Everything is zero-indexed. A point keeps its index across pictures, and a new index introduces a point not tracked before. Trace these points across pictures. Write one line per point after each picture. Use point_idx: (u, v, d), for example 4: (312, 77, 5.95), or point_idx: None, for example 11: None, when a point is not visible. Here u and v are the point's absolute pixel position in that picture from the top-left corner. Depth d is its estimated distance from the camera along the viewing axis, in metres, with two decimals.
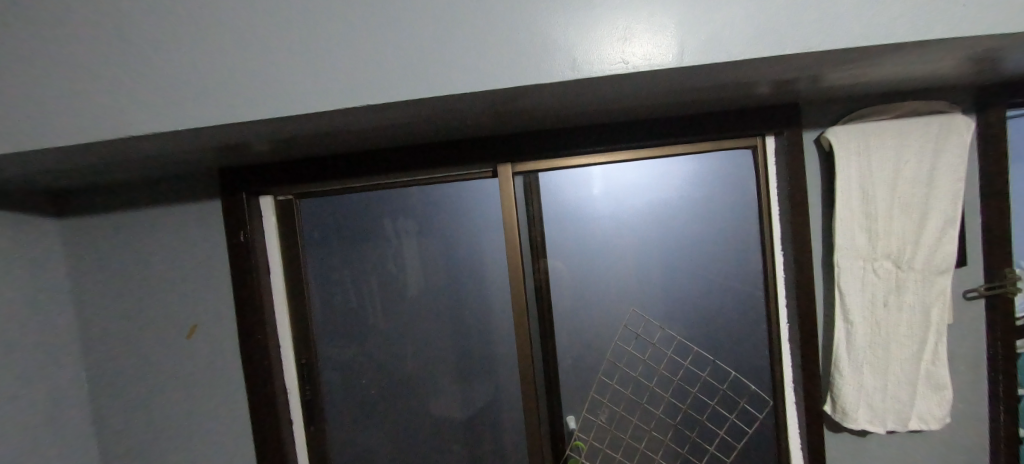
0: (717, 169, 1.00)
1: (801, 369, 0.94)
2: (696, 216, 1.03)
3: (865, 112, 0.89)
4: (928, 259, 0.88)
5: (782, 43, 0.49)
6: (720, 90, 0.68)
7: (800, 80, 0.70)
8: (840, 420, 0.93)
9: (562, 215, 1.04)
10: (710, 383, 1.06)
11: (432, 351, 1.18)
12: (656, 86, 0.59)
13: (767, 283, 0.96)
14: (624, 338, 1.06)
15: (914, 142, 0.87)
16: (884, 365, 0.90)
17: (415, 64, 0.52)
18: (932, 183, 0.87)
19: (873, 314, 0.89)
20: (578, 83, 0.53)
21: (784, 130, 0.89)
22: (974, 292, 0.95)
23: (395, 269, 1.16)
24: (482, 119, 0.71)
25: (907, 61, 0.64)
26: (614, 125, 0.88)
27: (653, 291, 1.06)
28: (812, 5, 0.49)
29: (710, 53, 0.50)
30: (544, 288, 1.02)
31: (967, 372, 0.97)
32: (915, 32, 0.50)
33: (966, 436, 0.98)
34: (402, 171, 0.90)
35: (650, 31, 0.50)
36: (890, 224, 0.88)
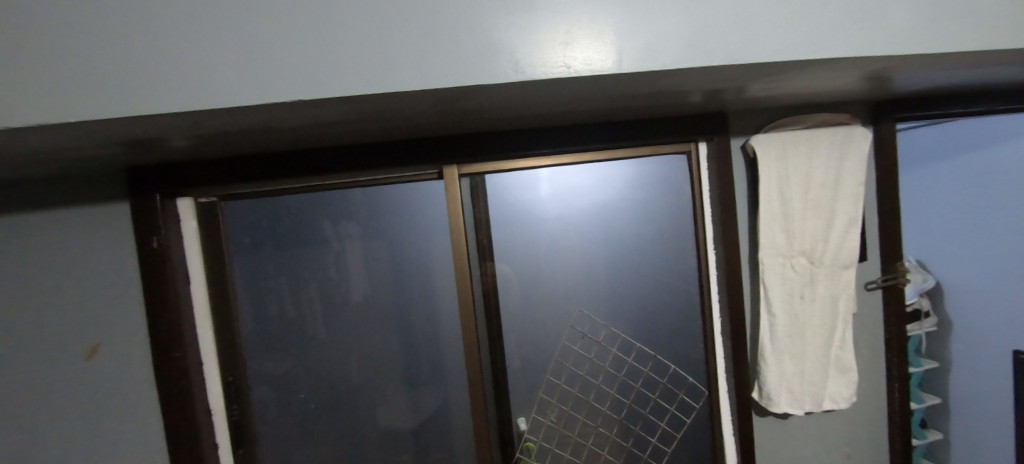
0: (656, 173, 1.05)
1: (730, 357, 1.00)
2: (639, 219, 1.09)
3: (783, 122, 0.96)
4: (836, 256, 0.96)
5: (710, 55, 0.52)
6: (652, 97, 0.71)
7: (727, 90, 0.74)
8: (766, 405, 0.99)
9: (506, 217, 1.04)
10: (652, 377, 1.09)
11: (379, 357, 1.17)
12: (596, 91, 0.60)
13: (703, 283, 1.01)
14: (570, 338, 1.09)
15: (824, 150, 0.95)
16: (801, 353, 0.97)
17: (349, 60, 0.49)
18: (838, 186, 0.96)
19: (792, 306, 0.96)
20: (519, 86, 0.53)
21: (714, 137, 0.95)
22: (875, 284, 1.04)
23: (336, 273, 1.12)
24: (422, 120, 0.69)
25: (814, 76, 0.70)
26: (555, 128, 0.89)
27: (596, 290, 1.10)
28: (736, 21, 0.52)
29: (645, 61, 0.51)
30: (493, 301, 1.00)
31: (869, 356, 1.07)
32: (822, 49, 0.54)
33: (870, 414, 1.08)
34: (338, 171, 0.86)
35: (591, 36, 0.51)
36: (805, 223, 0.95)
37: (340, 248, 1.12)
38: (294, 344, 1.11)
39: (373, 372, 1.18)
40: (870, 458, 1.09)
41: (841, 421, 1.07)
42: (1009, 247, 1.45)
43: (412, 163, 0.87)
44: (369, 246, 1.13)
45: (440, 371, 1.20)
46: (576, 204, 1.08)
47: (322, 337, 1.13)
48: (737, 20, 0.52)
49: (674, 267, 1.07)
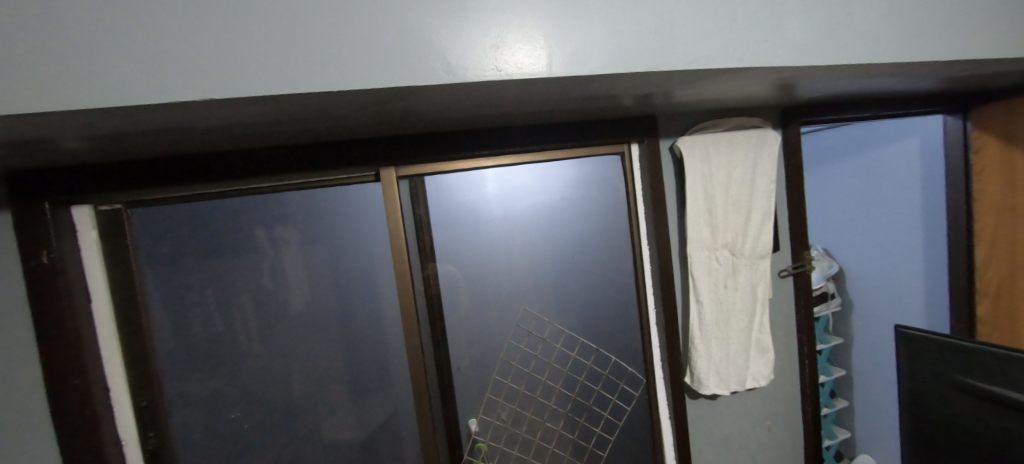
0: (594, 174, 1.09)
1: (664, 346, 1.06)
2: (578, 218, 1.15)
3: (705, 125, 1.04)
4: (754, 247, 1.06)
5: (634, 61, 0.55)
6: (587, 100, 0.74)
7: (656, 94, 0.79)
8: (697, 388, 1.06)
9: (449, 218, 1.05)
10: (594, 370, 1.15)
11: (323, 368, 1.15)
12: (530, 94, 0.61)
13: (638, 277, 1.05)
14: (515, 337, 1.10)
15: (741, 150, 1.04)
16: (726, 337, 1.06)
17: (270, 56, 0.47)
18: (754, 184, 1.05)
19: (717, 295, 1.04)
20: (452, 88, 0.53)
21: (645, 138, 1.00)
22: (788, 272, 1.15)
23: (270, 283, 1.06)
24: (356, 120, 0.67)
25: (730, 83, 0.76)
26: (495, 129, 0.90)
27: (541, 288, 1.17)
28: (657, 31, 0.56)
29: (574, 66, 0.53)
30: (437, 310, 0.99)
31: (783, 337, 1.18)
32: (733, 58, 0.59)
33: (785, 389, 1.20)
34: (265, 174, 0.81)
35: (522, 40, 0.52)
36: (727, 217, 1.03)
37: (275, 255, 1.06)
38: (221, 361, 1.02)
39: (319, 384, 1.15)
40: (787, 429, 1.21)
41: (763, 398, 1.18)
42: (894, 234, 1.67)
43: (347, 165, 0.84)
44: (306, 253, 1.09)
45: (387, 378, 1.20)
46: (518, 204, 1.11)
47: (256, 351, 1.06)
48: (658, 29, 0.56)
49: (612, 262, 1.12)
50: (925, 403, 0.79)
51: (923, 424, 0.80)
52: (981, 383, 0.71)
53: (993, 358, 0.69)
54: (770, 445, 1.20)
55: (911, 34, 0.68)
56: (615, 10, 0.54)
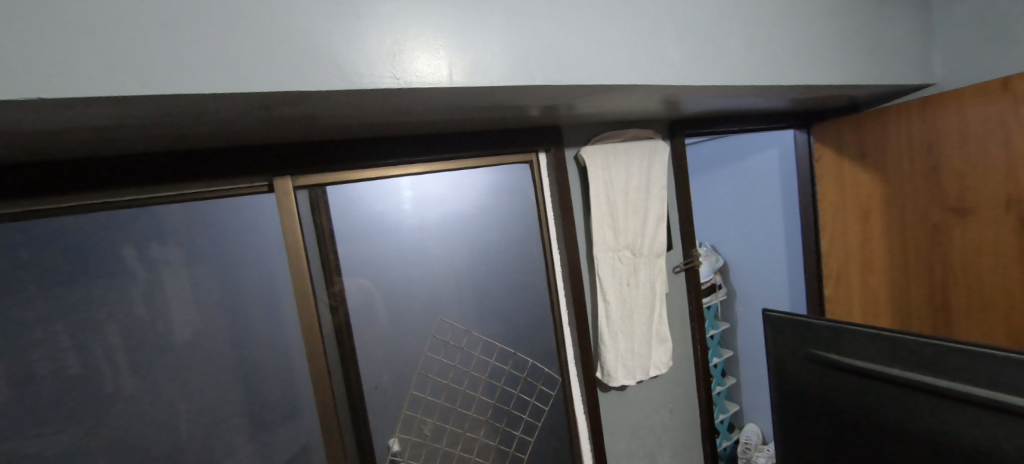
0: (506, 182, 1.12)
1: (576, 345, 1.11)
2: (493, 225, 1.16)
3: (605, 135, 1.12)
4: (651, 246, 1.16)
5: (532, 75, 0.58)
6: (495, 110, 0.76)
7: (560, 106, 0.83)
8: (607, 381, 1.14)
9: (360, 228, 1.00)
10: (513, 374, 1.18)
11: (214, 405, 1.00)
12: (431, 102, 0.61)
13: (550, 281, 1.09)
14: (433, 348, 1.11)
15: (637, 159, 1.14)
16: (630, 331, 1.14)
17: (133, 51, 0.41)
18: (649, 189, 1.16)
19: (621, 292, 1.12)
20: (347, 94, 0.50)
21: (551, 147, 1.05)
22: (680, 268, 1.29)
23: (143, 311, 0.90)
24: (240, 126, 0.61)
25: (623, 98, 0.84)
26: (402, 137, 0.88)
27: (457, 298, 1.15)
28: (552, 47, 0.59)
29: (474, 77, 0.54)
30: (346, 328, 0.92)
31: (679, 326, 1.31)
32: (621, 75, 0.64)
33: (683, 373, 1.33)
34: (127, 186, 0.70)
35: (420, 48, 0.51)
36: (627, 220, 1.12)
37: (150, 279, 0.91)
38: (77, 410, 0.85)
39: (209, 425, 1.00)
40: (686, 410, 1.34)
41: (665, 384, 1.29)
42: (763, 230, 1.94)
43: (233, 175, 0.76)
44: (190, 274, 0.95)
45: (293, 408, 1.09)
46: (431, 213, 1.10)
47: (125, 394, 0.90)
48: (554, 46, 0.59)
49: (526, 266, 1.15)
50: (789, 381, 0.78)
51: (789, 402, 0.79)
52: (831, 354, 0.71)
53: (856, 331, 0.69)
54: (672, 426, 1.32)
55: (762, 62, 0.81)
56: (515, 26, 0.56)
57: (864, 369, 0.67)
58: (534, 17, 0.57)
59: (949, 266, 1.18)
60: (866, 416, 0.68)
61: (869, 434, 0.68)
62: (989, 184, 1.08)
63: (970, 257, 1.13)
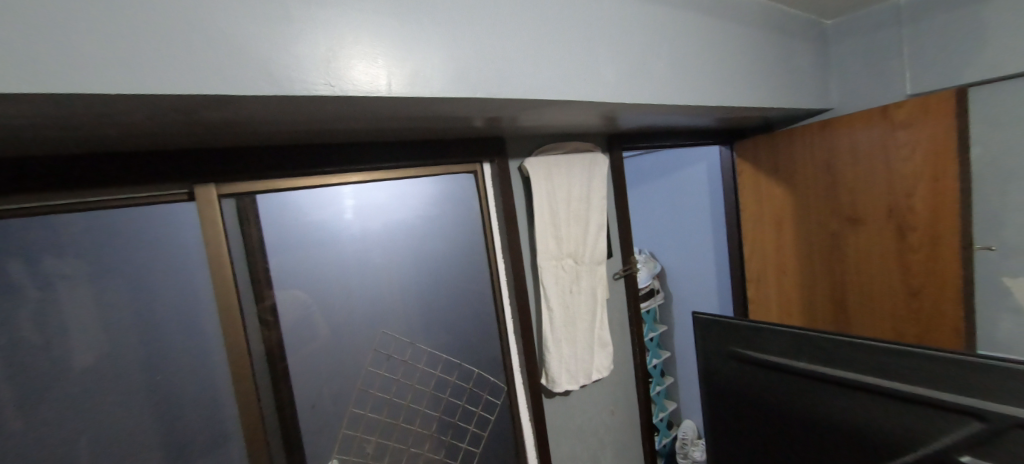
0: (451, 191, 1.13)
1: (522, 353, 1.13)
2: (438, 235, 1.16)
3: (547, 147, 1.16)
4: (592, 254, 1.20)
5: (472, 88, 0.58)
6: (438, 120, 0.76)
7: (504, 118, 0.85)
8: (551, 387, 1.16)
9: (295, 238, 0.94)
10: (458, 385, 1.17)
11: (122, 440, 0.89)
12: (369, 111, 0.60)
13: (494, 290, 1.10)
14: (374, 362, 1.07)
15: (578, 171, 1.19)
16: (573, 337, 1.17)
17: (23, 41, 0.36)
18: (589, 199, 1.21)
19: (564, 299, 1.15)
20: (277, 100, 0.48)
21: (495, 158, 1.07)
22: (619, 274, 1.35)
23: (33, 336, 0.79)
24: (156, 129, 0.56)
25: (563, 113, 0.87)
26: (340, 145, 0.86)
27: (401, 310, 1.12)
28: (492, 61, 0.60)
29: (413, 88, 0.54)
30: (279, 349, 0.87)
31: (619, 330, 1.37)
32: (559, 91, 0.67)
33: (624, 375, 1.39)
34: (11, 193, 0.60)
35: (357, 56, 0.50)
36: (569, 230, 1.16)
37: (44, 298, 0.80)
38: None
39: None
40: (626, 411, 1.40)
41: (607, 387, 1.34)
42: (694, 238, 2.09)
43: (146, 182, 0.69)
44: (95, 292, 0.85)
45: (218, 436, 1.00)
46: (372, 223, 1.07)
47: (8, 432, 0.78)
48: (493, 61, 0.60)
49: (471, 275, 1.15)
50: (725, 396, 0.72)
51: (711, 402, 0.75)
52: (751, 352, 0.68)
53: (774, 329, 0.66)
54: (614, 427, 1.36)
55: (687, 83, 0.88)
56: (455, 40, 0.57)
57: (783, 366, 0.64)
58: (474, 32, 0.59)
59: (846, 268, 1.33)
60: (782, 414, 0.65)
61: (787, 433, 0.64)
62: (876, 196, 1.24)
63: (862, 260, 1.29)
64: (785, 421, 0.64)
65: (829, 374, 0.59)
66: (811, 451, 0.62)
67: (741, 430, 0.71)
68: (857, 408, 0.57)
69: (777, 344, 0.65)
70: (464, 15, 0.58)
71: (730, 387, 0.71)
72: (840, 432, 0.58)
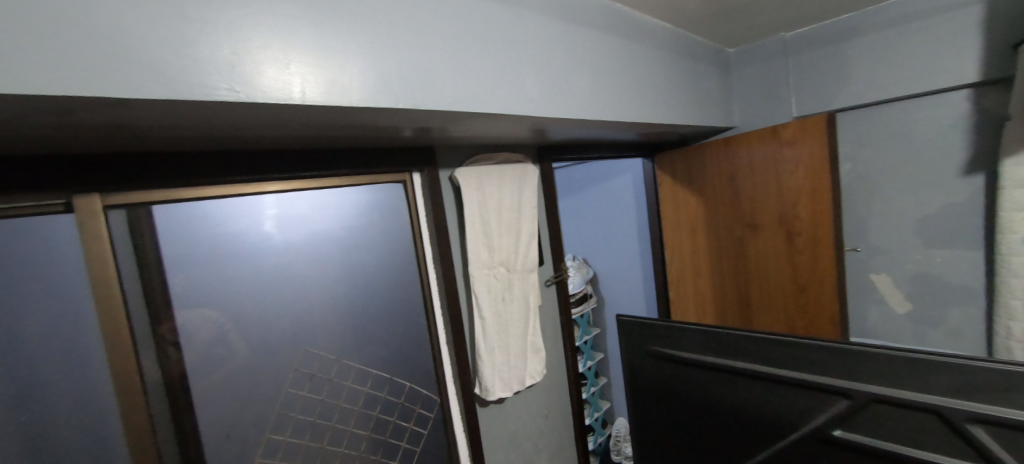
0: (380, 201, 1.10)
1: (454, 362, 1.14)
2: (368, 247, 1.11)
3: (478, 159, 1.17)
4: (523, 262, 1.23)
5: (394, 99, 0.58)
6: (364, 129, 0.74)
7: (434, 129, 0.85)
8: (484, 396, 1.16)
9: (201, 252, 0.86)
10: (389, 401, 1.13)
11: None
12: (283, 118, 0.57)
13: (426, 300, 1.11)
14: (295, 382, 1.01)
15: (509, 181, 1.21)
16: (506, 344, 1.19)
17: None
18: (520, 209, 1.24)
19: (496, 307, 1.17)
20: (174, 105, 0.45)
21: (425, 168, 1.07)
22: (551, 281, 1.39)
23: None
24: (27, 132, 0.49)
25: (492, 125, 0.89)
26: (256, 152, 0.81)
27: (327, 326, 1.07)
28: (417, 73, 0.60)
29: (331, 97, 0.53)
30: (180, 381, 0.80)
31: (552, 335, 1.41)
32: (484, 105, 0.69)
33: (557, 378, 1.43)
34: None
35: (266, 61, 0.48)
36: (501, 239, 1.18)
37: None
38: None
39: None
40: (560, 413, 1.44)
41: (540, 392, 1.37)
42: (623, 245, 2.21)
43: (10, 192, 0.59)
44: None
45: None
46: (293, 235, 1.00)
47: None
48: (417, 72, 0.61)
49: (402, 285, 1.13)
50: (645, 392, 0.76)
51: (634, 399, 0.79)
52: (666, 348, 0.72)
53: (684, 327, 0.70)
54: (548, 431, 1.40)
55: (607, 101, 0.94)
56: (374, 50, 0.56)
57: (693, 361, 0.69)
58: (397, 43, 0.58)
59: (750, 269, 1.49)
60: (695, 404, 0.70)
61: (698, 422, 0.70)
62: (771, 205, 1.39)
63: (762, 261, 1.44)
64: (699, 412, 0.69)
65: (729, 366, 0.64)
66: (719, 437, 0.68)
67: (661, 424, 0.75)
68: (758, 396, 0.62)
69: (687, 341, 0.70)
70: (387, 28, 0.58)
71: (649, 383, 0.75)
72: (743, 418, 0.64)
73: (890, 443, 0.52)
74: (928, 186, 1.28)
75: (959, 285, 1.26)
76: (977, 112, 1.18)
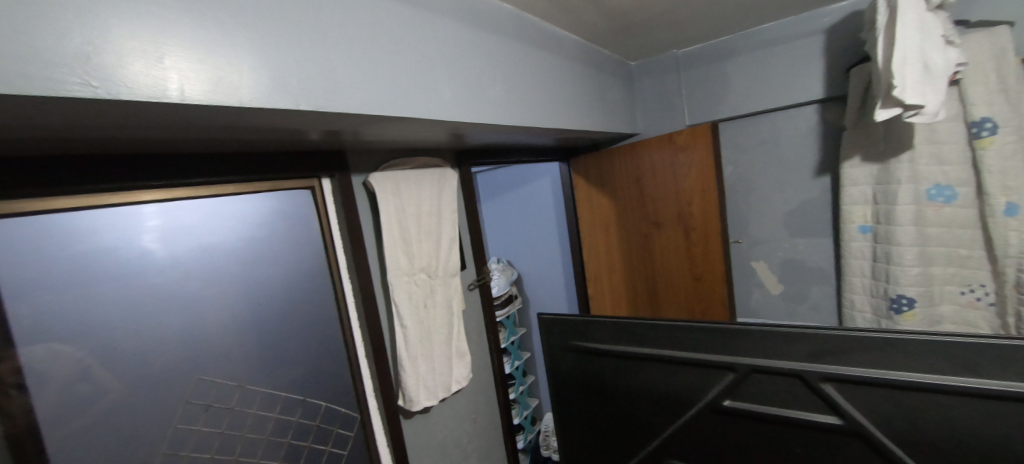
0: (284, 209, 1.03)
1: (373, 372, 1.10)
2: (273, 258, 1.03)
3: (393, 163, 1.14)
4: (444, 267, 1.22)
5: (294, 101, 0.54)
6: (264, 132, 0.69)
7: (344, 132, 0.81)
8: (408, 407, 1.13)
9: (59, 274, 0.73)
10: (302, 424, 1.05)
11: None
12: (159, 118, 0.51)
13: (341, 311, 1.05)
14: (186, 417, 0.88)
15: (427, 186, 1.20)
16: (429, 352, 1.17)
17: None
18: (440, 213, 1.23)
19: (417, 315, 1.14)
20: (7, 100, 0.38)
21: (336, 173, 1.02)
22: (474, 284, 1.40)
23: None
24: None
25: (406, 129, 0.87)
26: (131, 157, 0.70)
27: (227, 349, 0.96)
28: (319, 74, 0.57)
29: (215, 97, 0.48)
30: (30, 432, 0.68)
31: (477, 338, 1.41)
32: (394, 108, 0.67)
33: (483, 380, 1.44)
34: None
35: (132, 53, 0.42)
36: (420, 245, 1.16)
37: None
38: None
39: None
40: (488, 415, 1.45)
41: (468, 395, 1.37)
42: (544, 245, 2.29)
43: None
44: None
45: None
46: (178, 248, 0.89)
47: None
48: (318, 72, 0.57)
49: (316, 298, 1.07)
50: (567, 385, 0.79)
51: (558, 393, 0.81)
52: (584, 342, 0.76)
53: (598, 321, 0.74)
54: (477, 434, 1.40)
55: (519, 107, 0.97)
56: (267, 47, 0.52)
57: (608, 351, 0.73)
58: (294, 40, 0.55)
59: (657, 262, 1.62)
60: (611, 391, 0.74)
61: (616, 408, 0.74)
62: (671, 204, 1.54)
63: (666, 255, 1.59)
64: (615, 398, 0.74)
65: (639, 353, 0.69)
66: (633, 419, 0.73)
67: (582, 413, 0.79)
68: (663, 378, 0.68)
69: (602, 334, 0.74)
70: (282, 22, 0.54)
71: (570, 376, 0.78)
72: (653, 400, 0.70)
73: (768, 406, 0.61)
74: (790, 185, 1.50)
75: (816, 268, 1.50)
76: (822, 123, 1.42)
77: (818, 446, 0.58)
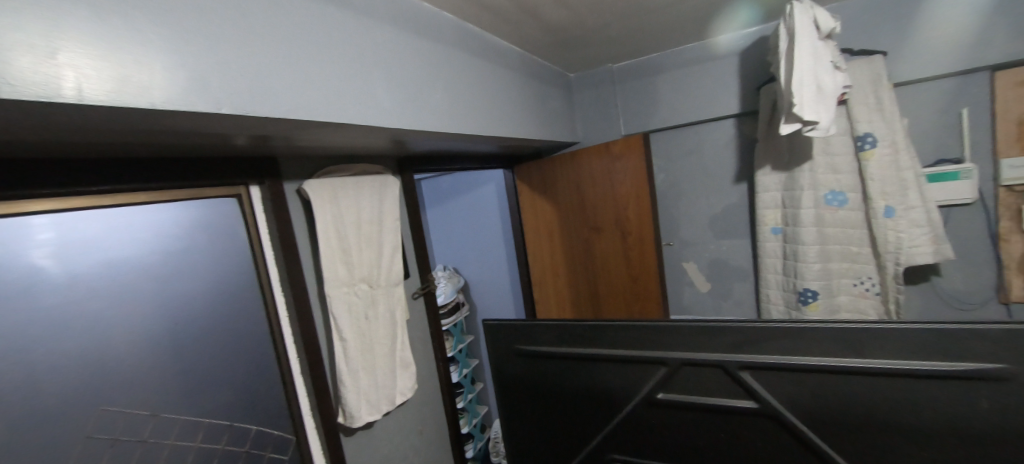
0: (202, 222, 0.99)
1: (309, 388, 1.02)
2: (190, 273, 0.98)
3: (330, 170, 1.10)
4: (386, 277, 1.19)
5: (214, 104, 0.51)
6: (183, 136, 0.64)
7: (275, 138, 0.78)
8: (348, 423, 1.08)
9: None
10: (229, 451, 1.00)
11: None
12: (50, 121, 0.46)
13: (273, 326, 0.97)
14: (91, 450, 0.82)
15: (367, 193, 1.16)
16: (372, 364, 1.13)
17: None
18: (381, 221, 1.20)
19: (358, 327, 1.09)
20: None
21: (264, 180, 0.96)
22: (418, 293, 1.37)
23: None
24: None
25: (342, 135, 0.85)
26: (20, 161, 0.62)
27: (140, 372, 0.91)
28: (244, 76, 0.54)
29: (120, 97, 0.44)
30: None
31: (421, 347, 1.39)
32: (329, 114, 0.65)
33: (429, 390, 1.41)
34: None
35: (14, 47, 0.38)
36: (360, 254, 1.12)
37: None
38: None
39: None
40: (434, 425, 1.43)
41: (413, 406, 1.34)
42: (490, 252, 2.31)
43: None
44: None
45: None
46: (77, 266, 0.82)
47: None
48: (243, 75, 0.54)
49: (244, 313, 1.00)
50: (512, 390, 0.80)
51: (503, 398, 0.82)
52: (526, 345, 0.77)
53: (541, 325, 0.76)
54: (423, 445, 1.37)
55: (460, 115, 0.98)
56: (183, 45, 0.49)
57: (550, 353, 0.75)
58: (214, 40, 0.52)
59: (597, 265, 1.69)
60: (554, 392, 0.76)
61: (559, 408, 0.76)
62: (608, 209, 1.61)
63: (606, 258, 1.66)
64: (558, 399, 0.76)
65: (579, 353, 0.72)
66: (576, 417, 0.75)
67: (527, 417, 0.80)
68: (603, 376, 0.72)
69: (544, 337, 0.76)
70: (200, 20, 0.50)
71: (515, 380, 0.80)
72: (593, 397, 0.73)
73: (695, 396, 0.65)
74: (714, 191, 1.64)
75: (738, 266, 1.65)
76: (739, 135, 1.56)
77: (740, 429, 0.64)
